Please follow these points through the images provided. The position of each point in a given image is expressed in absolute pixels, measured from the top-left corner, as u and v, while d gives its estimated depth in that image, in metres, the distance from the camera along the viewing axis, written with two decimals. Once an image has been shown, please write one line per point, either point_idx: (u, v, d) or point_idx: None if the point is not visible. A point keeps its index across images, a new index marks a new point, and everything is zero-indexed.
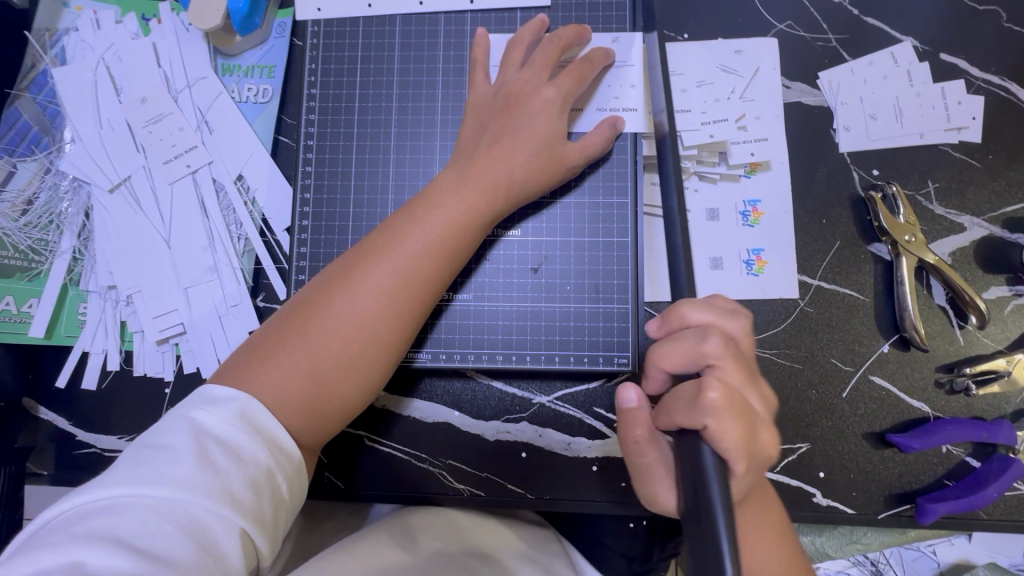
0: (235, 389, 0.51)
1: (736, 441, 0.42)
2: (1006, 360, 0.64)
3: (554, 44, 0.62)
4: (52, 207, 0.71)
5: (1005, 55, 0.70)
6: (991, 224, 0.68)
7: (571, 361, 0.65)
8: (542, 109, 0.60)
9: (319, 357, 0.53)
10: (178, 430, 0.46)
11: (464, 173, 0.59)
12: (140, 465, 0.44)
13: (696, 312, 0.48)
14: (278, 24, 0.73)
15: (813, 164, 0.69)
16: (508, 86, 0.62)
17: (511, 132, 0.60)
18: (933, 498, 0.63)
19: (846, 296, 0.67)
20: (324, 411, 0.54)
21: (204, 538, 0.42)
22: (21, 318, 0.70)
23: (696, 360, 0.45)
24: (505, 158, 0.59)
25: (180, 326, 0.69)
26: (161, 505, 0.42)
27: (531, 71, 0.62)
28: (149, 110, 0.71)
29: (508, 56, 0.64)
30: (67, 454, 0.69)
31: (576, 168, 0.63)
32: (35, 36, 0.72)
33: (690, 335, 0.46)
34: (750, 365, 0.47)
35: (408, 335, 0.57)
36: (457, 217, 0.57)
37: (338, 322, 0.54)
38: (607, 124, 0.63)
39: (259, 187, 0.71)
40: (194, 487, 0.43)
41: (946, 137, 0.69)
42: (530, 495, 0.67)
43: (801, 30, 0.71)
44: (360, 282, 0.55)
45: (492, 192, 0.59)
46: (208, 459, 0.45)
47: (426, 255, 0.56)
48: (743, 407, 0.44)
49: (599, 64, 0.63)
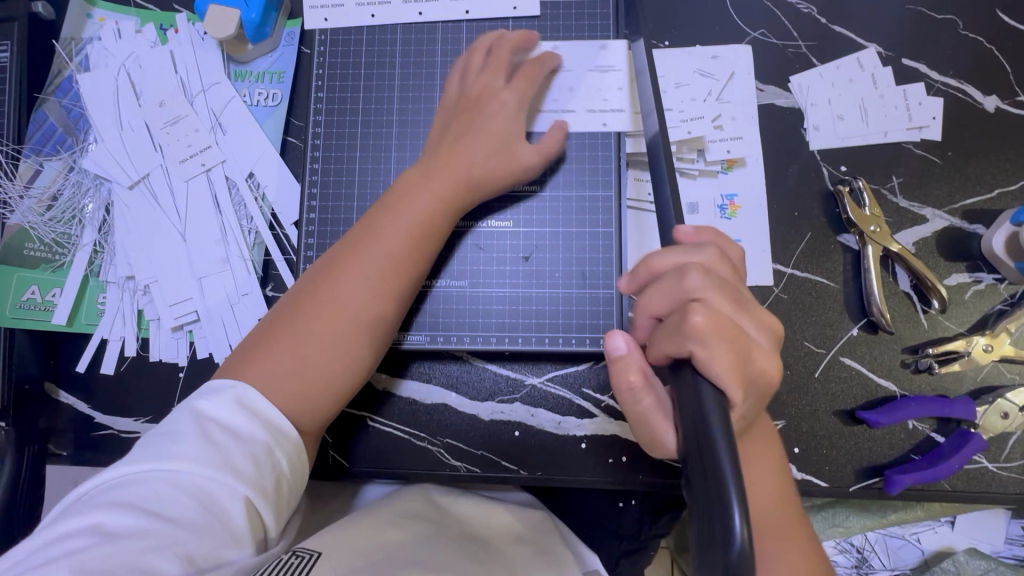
0: (234, 379, 0.55)
1: (728, 365, 0.44)
2: (966, 341, 0.68)
3: (503, 51, 0.69)
4: (75, 203, 0.75)
5: (962, 60, 0.75)
6: (951, 216, 0.73)
7: (560, 343, 0.70)
8: (498, 111, 0.66)
9: (308, 344, 0.58)
10: (184, 415, 0.51)
11: (431, 167, 0.64)
12: (153, 444, 0.49)
13: (676, 251, 0.50)
14: (288, 33, 0.78)
15: (786, 161, 0.74)
16: (467, 90, 0.68)
17: (471, 132, 0.65)
18: (901, 470, 0.67)
19: (817, 283, 0.72)
20: (319, 394, 0.58)
21: (209, 504, 0.47)
22: (45, 306, 0.74)
23: (680, 296, 0.47)
24: (469, 153, 0.64)
25: (194, 314, 0.74)
26: (171, 477, 0.47)
27: (488, 75, 0.68)
28: (166, 113, 0.77)
29: (469, 58, 0.69)
30: (87, 435, 0.74)
31: (536, 167, 0.68)
32: (61, 44, 0.77)
33: (670, 276, 0.48)
34: (737, 295, 0.49)
35: (388, 318, 0.62)
36: (425, 209, 0.62)
37: (323, 311, 0.59)
38: (559, 126, 0.68)
39: (268, 184, 0.76)
40: (198, 461, 0.48)
41: (908, 135, 0.74)
42: (523, 471, 0.71)
43: (773, 37, 0.76)
44: (340, 274, 0.60)
45: (460, 184, 0.64)
46: (211, 437, 0.49)
47: (399, 245, 0.61)
48: (732, 334, 0.45)
49: (548, 65, 0.70)
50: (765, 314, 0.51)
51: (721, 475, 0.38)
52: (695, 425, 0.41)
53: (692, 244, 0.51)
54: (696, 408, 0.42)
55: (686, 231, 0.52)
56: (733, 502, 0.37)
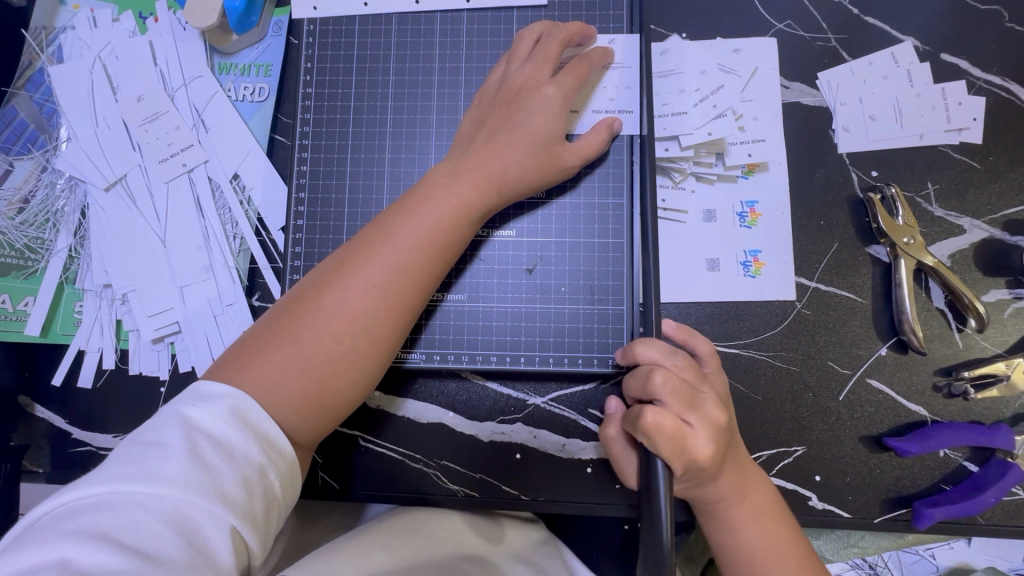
0: (228, 384, 0.51)
1: (675, 457, 0.49)
2: (1005, 364, 0.63)
3: (555, 38, 0.62)
4: (49, 205, 0.71)
5: (1007, 56, 0.69)
6: (991, 227, 0.67)
7: (566, 363, 0.65)
8: (541, 107, 0.60)
9: (309, 352, 0.53)
10: (168, 426, 0.46)
11: (457, 167, 0.59)
12: (132, 462, 0.44)
13: (647, 346, 0.54)
14: (275, 22, 0.73)
15: (812, 165, 0.68)
16: (510, 81, 0.61)
17: (508, 128, 0.59)
18: (930, 503, 0.62)
19: (843, 298, 0.67)
20: (318, 407, 0.53)
21: (194, 537, 0.42)
22: (18, 316, 0.70)
23: (644, 392, 0.52)
24: (501, 155, 0.59)
25: (175, 325, 0.69)
26: (153, 503, 0.42)
27: (534, 67, 0.61)
28: (145, 109, 0.71)
29: (516, 47, 0.63)
30: (63, 452, 0.70)
31: (571, 169, 0.62)
32: (32, 34, 0.72)
33: (640, 372, 0.53)
34: (696, 394, 0.51)
35: (398, 331, 0.57)
36: (449, 211, 0.57)
37: (330, 317, 0.54)
38: (603, 126, 0.63)
39: (254, 186, 0.71)
40: (185, 485, 0.43)
41: (946, 138, 0.68)
42: (525, 496, 0.67)
43: (801, 30, 0.70)
44: (350, 278, 0.55)
45: (486, 188, 0.58)
46: (199, 456, 0.44)
47: (416, 249, 0.56)
48: (682, 432, 0.49)
49: (598, 62, 0.63)
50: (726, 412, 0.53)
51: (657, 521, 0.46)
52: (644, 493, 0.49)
53: (666, 343, 0.54)
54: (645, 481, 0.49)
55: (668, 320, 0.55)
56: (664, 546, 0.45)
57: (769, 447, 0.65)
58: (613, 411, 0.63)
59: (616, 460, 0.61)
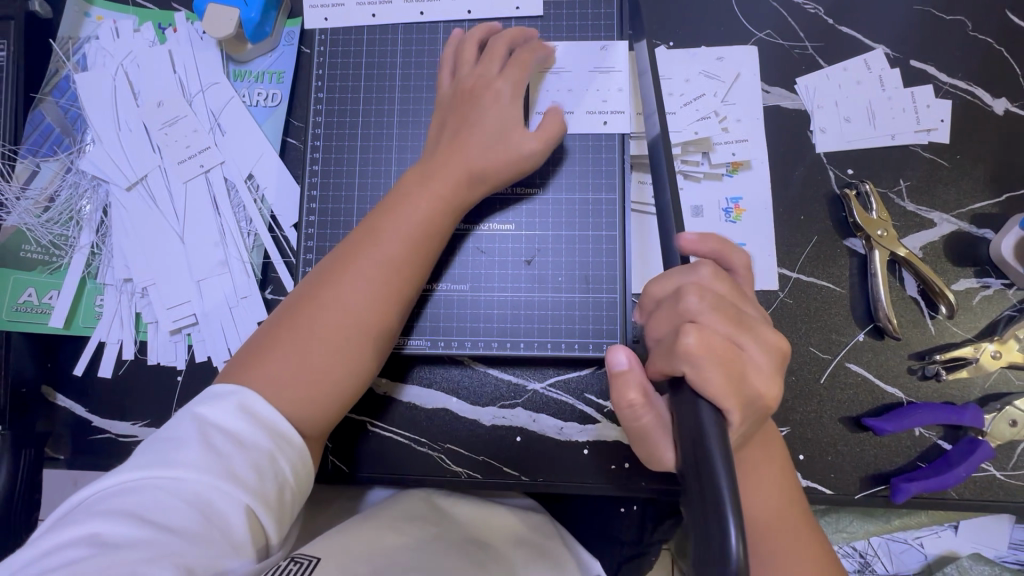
0: (235, 384, 0.54)
1: (725, 390, 0.44)
2: (974, 347, 0.67)
3: (500, 42, 0.67)
4: (73, 204, 0.75)
5: (971, 62, 0.74)
6: (959, 220, 0.72)
7: (563, 349, 0.69)
8: (493, 103, 0.65)
9: (310, 347, 0.57)
10: (184, 421, 0.50)
11: (430, 168, 0.63)
12: (153, 451, 0.48)
13: (674, 278, 0.50)
14: (288, 33, 0.77)
15: (791, 163, 0.73)
16: (462, 83, 0.66)
17: (470, 126, 0.64)
18: (907, 478, 0.66)
19: (822, 287, 0.71)
20: (324, 397, 0.57)
21: (210, 514, 0.46)
22: (42, 309, 0.74)
23: (676, 319, 0.48)
24: (467, 151, 0.63)
25: (192, 317, 0.73)
26: (171, 485, 0.46)
27: (483, 67, 0.66)
28: (165, 113, 0.76)
29: (460, 51, 0.68)
30: (85, 439, 0.73)
31: (534, 154, 0.65)
32: (58, 43, 0.77)
33: (670, 299, 0.49)
34: (738, 315, 0.48)
35: (389, 322, 0.61)
36: (425, 209, 0.61)
37: (324, 314, 0.58)
38: (555, 114, 0.66)
39: (267, 185, 0.75)
40: (199, 469, 0.47)
41: (916, 138, 0.73)
42: (525, 477, 0.71)
43: (779, 39, 0.75)
44: (339, 278, 0.59)
45: (457, 183, 0.63)
46: (212, 444, 0.49)
47: (399, 246, 0.60)
48: (729, 356, 0.46)
49: (540, 55, 0.68)
50: (777, 334, 0.50)
51: (713, 467, 0.40)
52: (692, 436, 0.42)
53: (684, 266, 0.50)
54: (695, 428, 0.43)
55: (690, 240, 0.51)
56: (725, 503, 0.38)
57: None
58: (629, 368, 0.50)
59: (634, 420, 0.51)
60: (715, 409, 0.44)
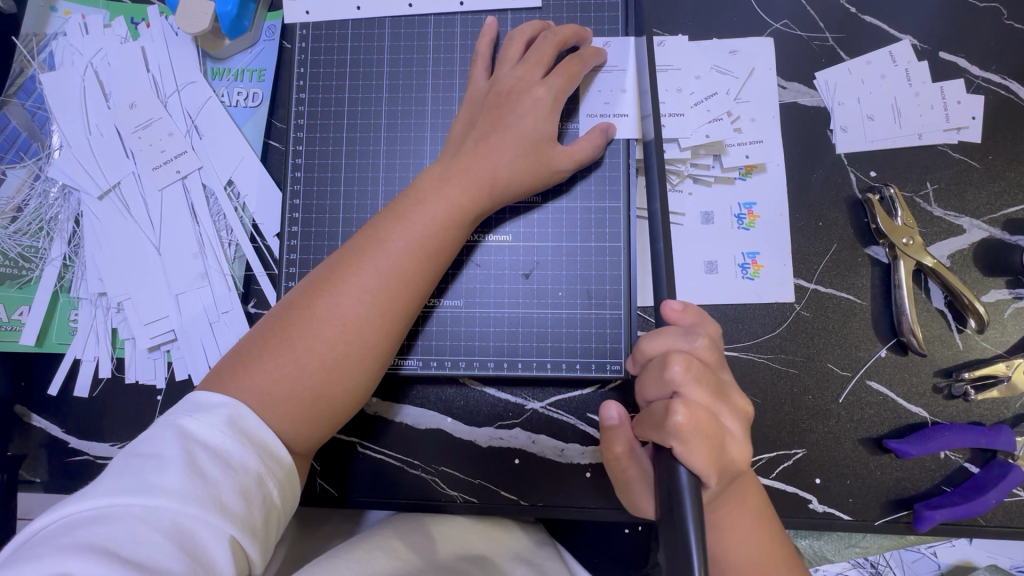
0: (223, 395, 0.50)
1: (705, 461, 0.43)
2: (1006, 365, 0.63)
3: (549, 42, 0.61)
4: (42, 213, 0.70)
5: (1006, 54, 0.68)
6: (991, 226, 0.67)
7: (563, 368, 0.64)
8: (531, 108, 0.59)
9: (305, 360, 0.52)
10: (166, 438, 0.46)
11: (448, 170, 0.58)
12: (129, 475, 0.44)
13: (666, 337, 0.48)
14: (268, 27, 0.72)
15: (809, 165, 0.68)
16: (500, 83, 0.61)
17: (499, 131, 0.59)
18: (931, 505, 0.62)
19: (841, 300, 0.66)
20: (314, 413, 0.53)
21: (193, 548, 0.42)
22: (13, 325, 0.70)
23: (664, 387, 0.46)
24: (491, 157, 0.58)
25: (171, 333, 0.69)
26: (150, 515, 0.42)
27: (525, 69, 0.61)
28: (138, 115, 0.71)
29: (507, 50, 0.63)
30: (60, 462, 0.69)
31: (564, 171, 0.61)
32: (23, 41, 0.72)
33: (657, 364, 0.47)
34: (720, 383, 0.46)
35: (393, 336, 0.56)
36: (440, 215, 0.57)
37: (323, 324, 0.53)
38: (598, 131, 0.62)
39: (249, 193, 0.70)
40: (182, 496, 0.43)
41: (945, 138, 0.67)
42: (523, 501, 0.67)
43: (797, 30, 0.70)
44: (343, 285, 0.54)
45: (477, 191, 0.58)
46: (197, 467, 0.44)
47: (409, 255, 0.55)
48: (710, 428, 0.44)
49: (590, 62, 0.63)
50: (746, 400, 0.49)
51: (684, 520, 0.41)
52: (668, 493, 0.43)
53: (679, 329, 0.48)
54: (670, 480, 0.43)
55: (673, 308, 0.48)
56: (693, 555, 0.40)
57: (768, 450, 0.64)
58: (619, 422, 0.49)
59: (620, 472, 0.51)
60: (693, 476, 0.43)
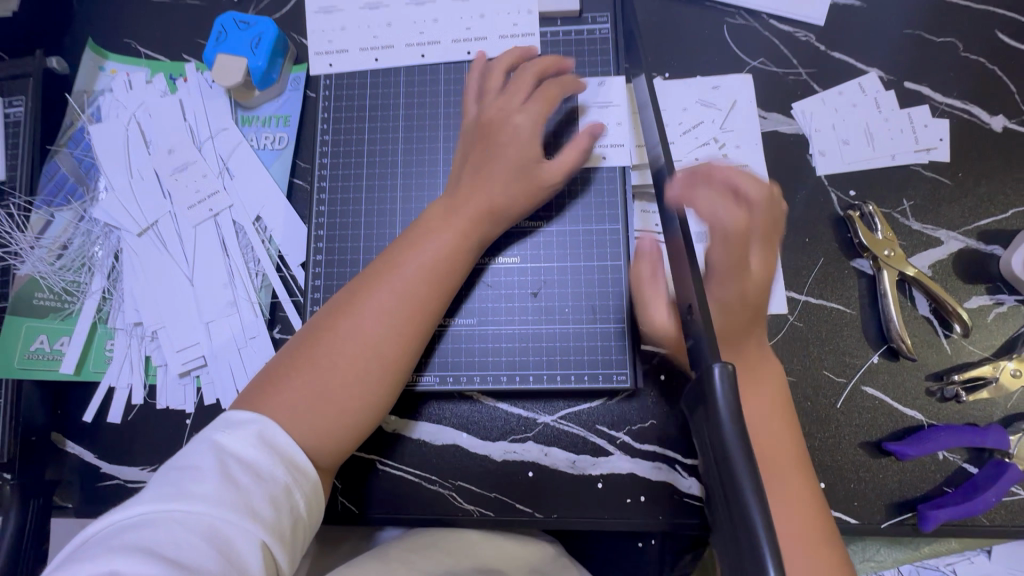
0: (254, 412, 0.54)
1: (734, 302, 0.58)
2: (993, 367, 0.66)
3: (529, 72, 0.68)
4: (85, 251, 0.76)
5: (965, 82, 0.75)
6: (967, 237, 0.71)
7: (573, 380, 0.68)
8: (513, 134, 0.65)
9: (330, 378, 0.56)
10: (202, 451, 0.49)
11: (454, 201, 0.64)
12: (169, 484, 0.47)
13: (716, 172, 0.61)
14: (293, 78, 0.80)
15: (793, 187, 0.73)
16: (485, 113, 0.67)
17: (493, 161, 0.65)
18: (934, 505, 0.64)
19: (832, 309, 0.70)
20: (337, 429, 0.56)
21: (228, 552, 0.44)
22: (53, 356, 0.74)
23: (715, 205, 0.59)
24: (490, 185, 0.64)
25: (201, 358, 0.73)
26: (189, 520, 0.45)
27: (506, 98, 0.67)
28: (175, 159, 0.78)
29: (487, 82, 0.70)
30: (92, 487, 0.72)
31: (553, 185, 0.66)
32: (75, 97, 0.80)
33: (710, 185, 0.60)
34: (765, 231, 0.60)
35: (410, 353, 0.60)
36: (450, 241, 0.62)
37: (346, 344, 0.57)
38: (585, 136, 0.67)
39: (275, 226, 0.76)
40: (219, 503, 0.46)
41: (916, 158, 0.73)
42: (538, 514, 0.69)
43: (773, 67, 0.77)
44: (362, 308, 0.59)
45: (478, 216, 0.63)
46: (232, 477, 0.48)
47: (423, 278, 0.60)
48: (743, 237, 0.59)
49: (569, 87, 0.69)
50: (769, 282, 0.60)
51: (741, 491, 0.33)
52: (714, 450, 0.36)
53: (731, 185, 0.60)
54: (714, 427, 0.36)
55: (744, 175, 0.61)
56: (756, 521, 0.32)
57: None
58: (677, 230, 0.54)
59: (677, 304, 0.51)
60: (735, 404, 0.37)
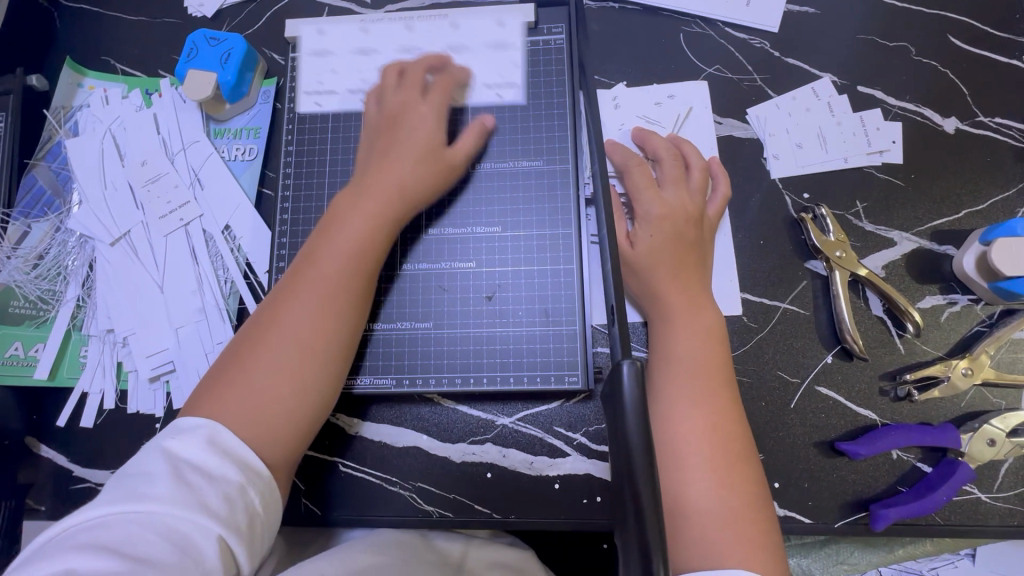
0: (199, 419, 0.54)
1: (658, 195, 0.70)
2: (944, 365, 0.67)
3: (442, 81, 0.74)
4: (60, 261, 0.79)
5: (917, 86, 0.76)
6: (920, 238, 0.72)
7: (526, 381, 0.69)
8: (419, 123, 0.69)
9: (266, 372, 0.57)
10: (153, 457, 0.50)
11: (365, 183, 0.66)
12: (123, 488, 0.48)
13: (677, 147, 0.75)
14: (263, 92, 0.82)
15: (747, 190, 0.75)
16: (388, 108, 0.71)
17: (395, 147, 0.68)
18: (886, 504, 0.65)
19: (786, 311, 0.71)
20: (282, 418, 0.56)
21: (183, 547, 0.46)
22: (27, 362, 0.77)
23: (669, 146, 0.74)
24: (396, 168, 0.67)
25: (170, 363, 0.75)
26: (143, 518, 0.46)
27: (404, 95, 0.71)
28: (148, 171, 0.80)
29: (385, 81, 0.74)
30: (64, 490, 0.74)
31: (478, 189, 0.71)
32: (53, 113, 0.83)
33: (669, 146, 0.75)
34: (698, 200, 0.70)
35: (344, 338, 0.61)
36: (365, 220, 0.64)
37: (279, 337, 0.58)
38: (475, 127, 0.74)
39: (243, 235, 0.78)
40: (171, 503, 0.47)
41: (869, 160, 0.74)
42: (497, 515, 0.70)
43: (728, 73, 0.78)
44: (291, 299, 0.60)
45: (391, 196, 0.66)
46: (183, 478, 0.49)
47: (346, 259, 0.62)
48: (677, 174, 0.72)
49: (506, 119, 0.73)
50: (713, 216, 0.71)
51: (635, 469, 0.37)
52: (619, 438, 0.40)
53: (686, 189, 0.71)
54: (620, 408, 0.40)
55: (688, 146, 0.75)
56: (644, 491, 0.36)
57: None
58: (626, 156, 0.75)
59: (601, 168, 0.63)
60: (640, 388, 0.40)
